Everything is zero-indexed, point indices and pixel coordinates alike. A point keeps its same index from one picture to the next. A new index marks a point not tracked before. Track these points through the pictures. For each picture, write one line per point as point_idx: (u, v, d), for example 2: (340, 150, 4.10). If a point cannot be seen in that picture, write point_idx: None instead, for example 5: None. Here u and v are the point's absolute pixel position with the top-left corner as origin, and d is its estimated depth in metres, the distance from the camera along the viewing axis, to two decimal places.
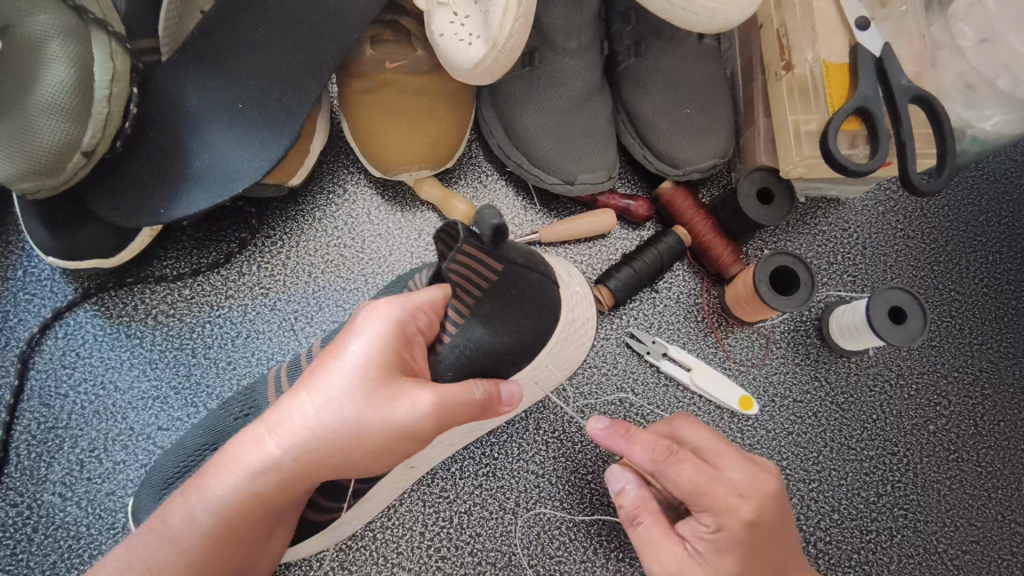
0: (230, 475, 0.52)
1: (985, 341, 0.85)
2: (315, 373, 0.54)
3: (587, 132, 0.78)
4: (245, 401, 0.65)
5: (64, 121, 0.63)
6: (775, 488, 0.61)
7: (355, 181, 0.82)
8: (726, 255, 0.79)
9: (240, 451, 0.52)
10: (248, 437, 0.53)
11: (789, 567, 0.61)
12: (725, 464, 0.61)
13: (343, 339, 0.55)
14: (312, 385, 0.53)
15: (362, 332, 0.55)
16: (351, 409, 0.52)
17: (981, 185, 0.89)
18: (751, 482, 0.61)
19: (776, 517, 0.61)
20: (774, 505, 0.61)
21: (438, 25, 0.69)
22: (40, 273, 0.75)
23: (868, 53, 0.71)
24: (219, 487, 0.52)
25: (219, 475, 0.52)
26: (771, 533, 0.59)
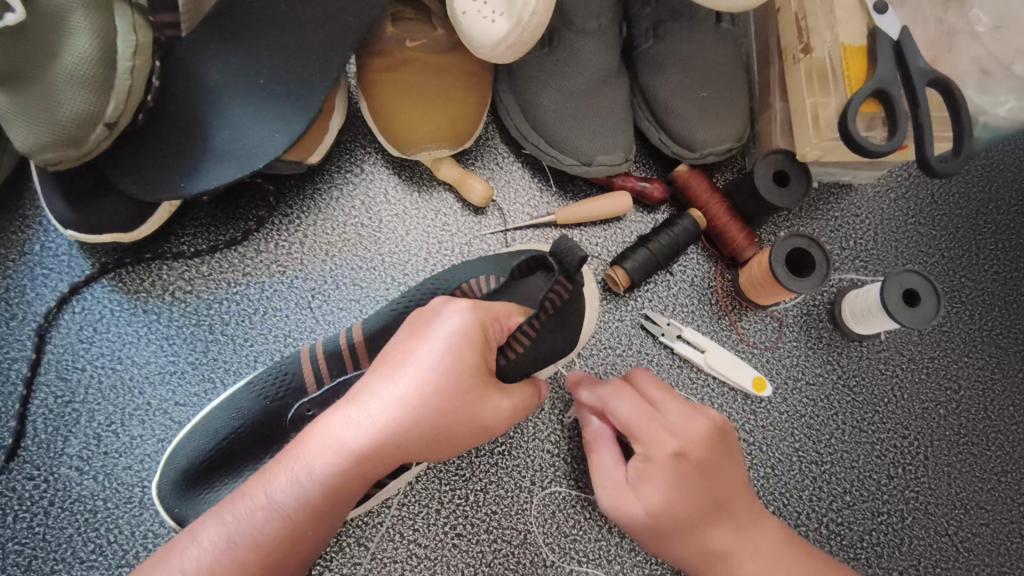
0: (309, 458, 0.53)
1: (994, 326, 0.86)
2: (391, 361, 0.55)
3: (605, 114, 0.79)
4: (276, 377, 0.68)
5: (87, 92, 0.63)
6: (713, 432, 0.68)
7: (372, 161, 0.82)
8: (741, 237, 0.80)
9: (317, 435, 0.54)
10: (326, 421, 0.54)
11: (725, 504, 0.67)
12: (666, 407, 0.68)
13: (418, 330, 0.57)
14: (395, 372, 0.54)
15: (441, 325, 0.56)
16: (428, 398, 0.53)
17: (991, 173, 0.89)
18: (691, 425, 0.67)
19: (710, 456, 0.67)
20: (710, 445, 0.67)
21: (461, 3, 0.69)
22: (58, 247, 0.75)
23: (887, 36, 0.71)
24: (301, 469, 0.53)
25: (299, 458, 0.54)
26: (701, 468, 0.66)
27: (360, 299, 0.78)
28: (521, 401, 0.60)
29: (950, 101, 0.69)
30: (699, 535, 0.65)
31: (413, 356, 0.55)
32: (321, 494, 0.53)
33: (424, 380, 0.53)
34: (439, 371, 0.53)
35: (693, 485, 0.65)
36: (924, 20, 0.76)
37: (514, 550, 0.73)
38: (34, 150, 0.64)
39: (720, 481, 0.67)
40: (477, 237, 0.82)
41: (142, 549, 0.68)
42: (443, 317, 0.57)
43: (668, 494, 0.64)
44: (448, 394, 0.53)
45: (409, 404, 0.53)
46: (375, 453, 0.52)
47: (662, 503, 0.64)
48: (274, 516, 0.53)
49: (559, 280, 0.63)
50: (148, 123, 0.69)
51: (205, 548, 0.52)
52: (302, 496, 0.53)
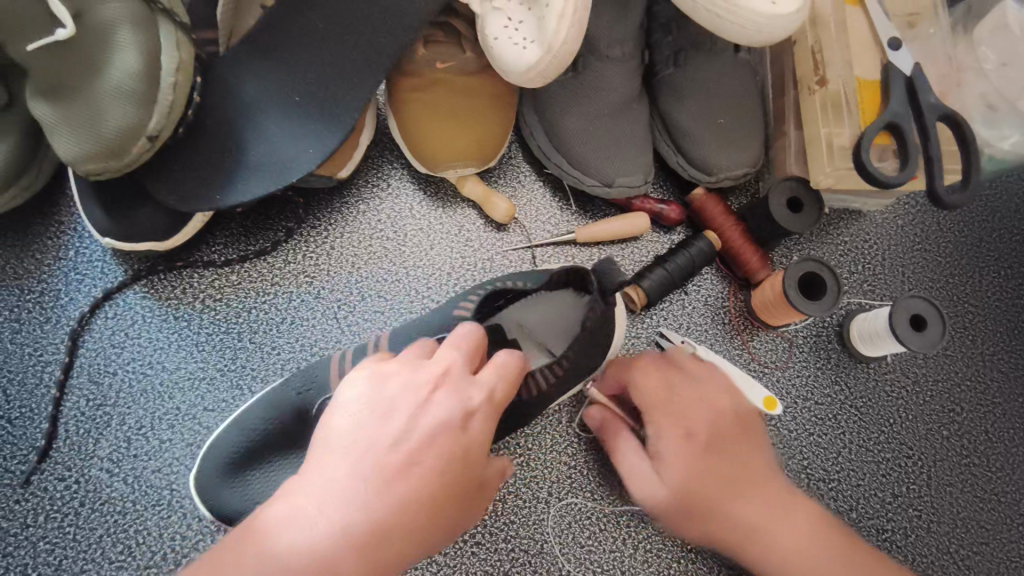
0: (297, 541, 0.46)
1: (996, 351, 0.88)
2: (395, 428, 0.51)
3: (626, 138, 0.82)
4: (306, 376, 0.70)
5: (132, 107, 0.65)
6: (732, 411, 0.66)
7: (398, 176, 0.84)
8: (754, 260, 0.82)
9: (302, 514, 0.47)
10: (314, 498, 0.48)
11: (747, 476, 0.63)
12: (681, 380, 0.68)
13: (425, 392, 0.53)
14: (360, 461, 0.49)
15: (459, 388, 0.54)
16: (443, 471, 0.50)
17: (994, 203, 0.92)
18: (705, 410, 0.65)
19: (725, 428, 0.65)
20: (726, 425, 0.65)
21: (492, 29, 0.72)
22: (92, 253, 0.77)
23: (900, 72, 0.74)
24: (282, 558, 0.45)
25: (276, 543, 0.46)
26: (718, 438, 0.64)
27: (385, 311, 0.80)
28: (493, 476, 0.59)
29: (960, 135, 0.72)
30: (714, 508, 0.61)
31: (428, 424, 0.51)
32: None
33: (442, 452, 0.51)
34: (455, 442, 0.51)
35: (709, 456, 0.63)
36: (934, 56, 0.79)
37: (530, 559, 0.75)
38: (79, 161, 0.66)
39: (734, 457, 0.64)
40: (500, 253, 0.84)
41: (170, 550, 0.70)
42: (456, 376, 0.54)
43: (689, 470, 0.62)
44: (462, 466, 0.51)
45: (421, 477, 0.49)
46: (378, 538, 0.47)
47: (682, 480, 0.62)
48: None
49: (593, 299, 0.70)
50: (187, 137, 0.71)
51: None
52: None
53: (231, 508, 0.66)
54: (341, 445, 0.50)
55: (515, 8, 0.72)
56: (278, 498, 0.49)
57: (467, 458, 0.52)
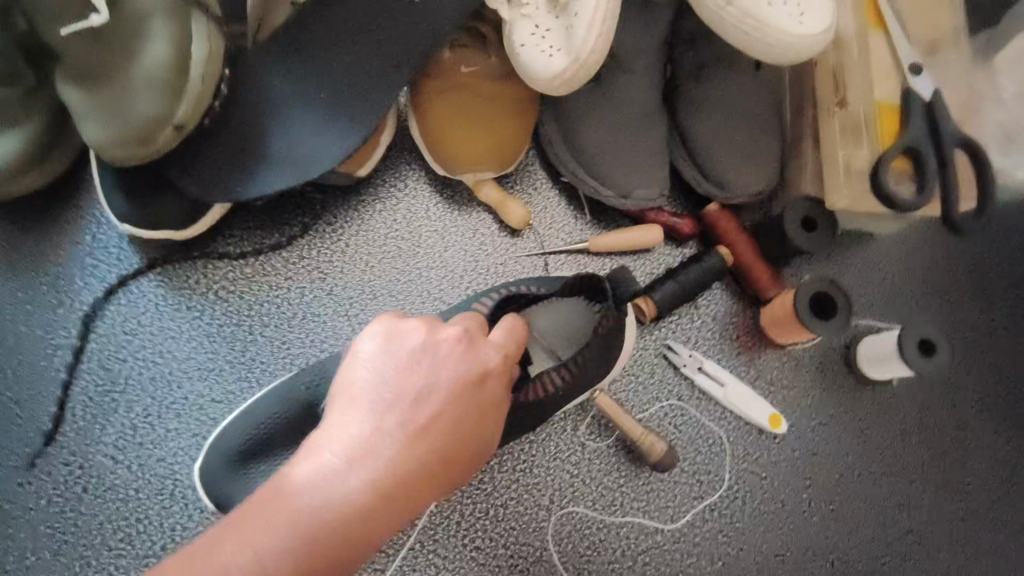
0: (332, 487, 0.47)
1: (1002, 381, 0.88)
2: (417, 382, 0.53)
3: (644, 151, 0.82)
4: (316, 369, 0.70)
5: (160, 95, 0.65)
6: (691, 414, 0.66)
7: (415, 177, 0.84)
8: (765, 277, 0.83)
9: (333, 463, 0.48)
10: (343, 446, 0.49)
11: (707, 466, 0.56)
12: None
13: (447, 349, 0.55)
14: (388, 411, 0.51)
15: (477, 350, 0.56)
16: (461, 425, 0.53)
17: (1006, 233, 0.93)
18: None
19: None
20: None
21: (519, 36, 0.73)
22: (108, 240, 0.77)
23: (919, 97, 0.76)
24: (318, 504, 0.47)
25: (310, 490, 0.47)
26: None
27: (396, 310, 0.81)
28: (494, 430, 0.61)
29: (976, 164, 0.74)
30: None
31: (450, 380, 0.53)
32: (342, 537, 0.46)
33: (462, 408, 0.53)
34: (473, 397, 0.54)
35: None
36: (954, 83, 0.80)
37: (529, 566, 0.75)
38: (104, 146, 0.66)
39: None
40: (513, 258, 0.85)
41: (170, 540, 0.70)
42: (473, 338, 0.56)
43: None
44: (477, 422, 0.54)
45: (443, 429, 0.52)
46: (405, 485, 0.49)
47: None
48: (285, 561, 0.44)
49: (607, 312, 0.69)
50: (211, 129, 0.71)
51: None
52: (318, 538, 0.46)
53: (237, 504, 0.66)
54: (367, 398, 0.52)
55: (543, 16, 0.73)
56: (303, 450, 0.50)
57: (482, 413, 0.54)
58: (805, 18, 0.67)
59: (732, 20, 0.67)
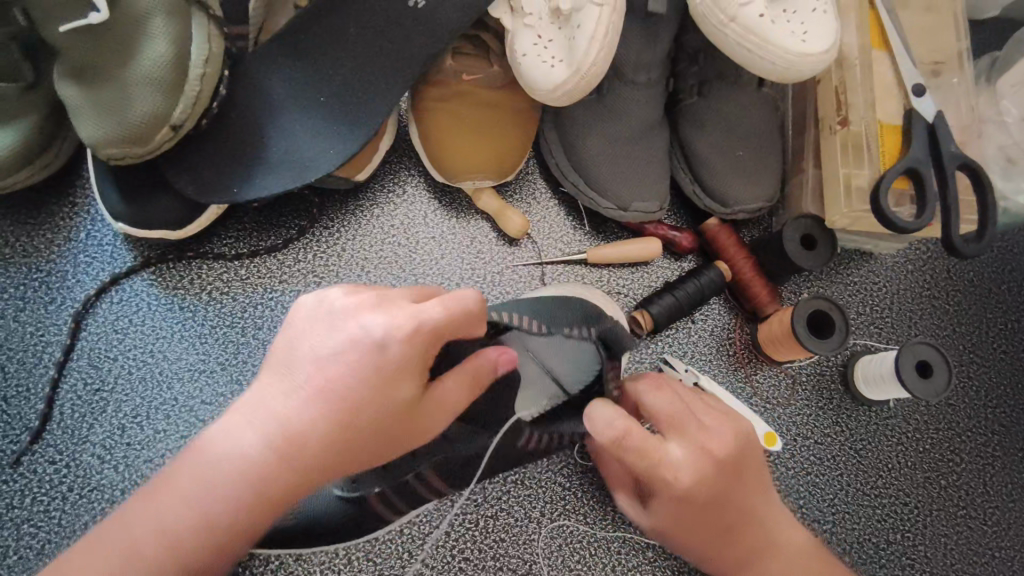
0: (231, 455, 0.49)
1: (999, 405, 0.88)
2: (335, 361, 0.51)
3: (645, 164, 0.82)
4: None
5: (159, 95, 0.65)
6: (727, 464, 0.63)
7: (414, 182, 0.84)
8: (764, 294, 0.82)
9: (239, 430, 0.49)
10: (255, 416, 0.50)
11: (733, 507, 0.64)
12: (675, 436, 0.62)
13: (364, 325, 0.52)
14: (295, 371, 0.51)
15: (392, 326, 0.52)
16: (369, 402, 0.51)
17: (1006, 255, 0.92)
18: (690, 456, 0.62)
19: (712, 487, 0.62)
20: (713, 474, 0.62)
21: (522, 45, 0.72)
22: (103, 237, 0.76)
23: (922, 118, 0.75)
24: (217, 460, 0.49)
25: (218, 455, 0.49)
26: (703, 505, 0.63)
27: None
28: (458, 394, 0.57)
29: (978, 187, 0.73)
30: (725, 552, 0.66)
31: (360, 358, 0.51)
32: (239, 509, 0.48)
33: (369, 385, 0.51)
34: (386, 377, 0.51)
35: (701, 514, 0.63)
36: (957, 105, 0.80)
37: None
38: (101, 144, 0.66)
39: (738, 504, 0.64)
40: (510, 267, 0.84)
41: None
42: (396, 311, 0.53)
43: (674, 522, 0.65)
44: (386, 400, 0.51)
45: (349, 405, 0.50)
46: (307, 458, 0.49)
47: (668, 527, 0.66)
48: (192, 522, 0.48)
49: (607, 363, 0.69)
50: (210, 129, 0.71)
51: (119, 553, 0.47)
52: (216, 503, 0.48)
53: None
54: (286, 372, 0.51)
55: (546, 27, 0.72)
56: (227, 413, 0.51)
57: (398, 372, 0.52)
58: (809, 36, 0.67)
59: (736, 37, 0.67)
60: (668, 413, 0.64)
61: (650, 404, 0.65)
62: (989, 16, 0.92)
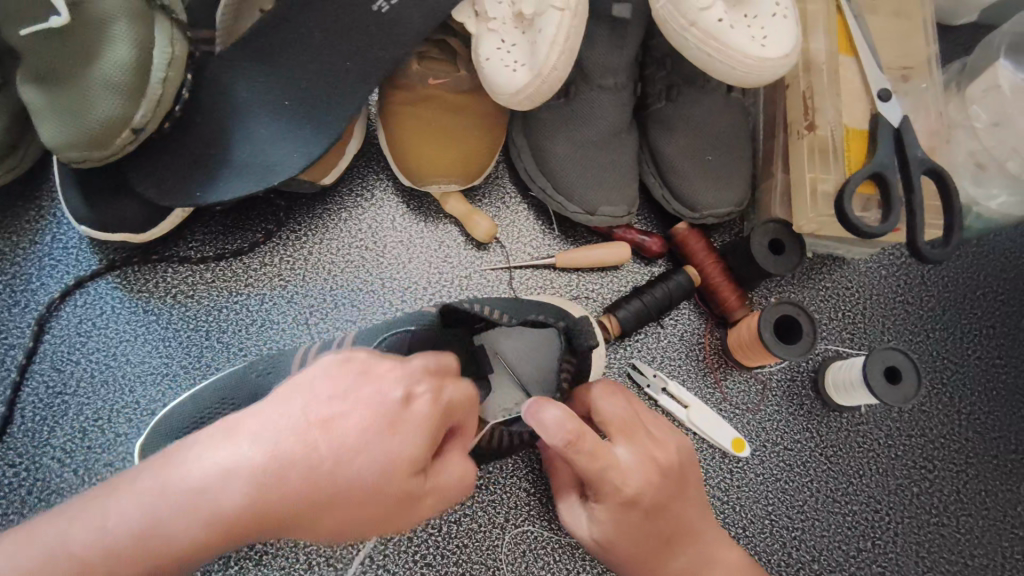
0: (210, 471, 0.41)
1: (973, 411, 0.87)
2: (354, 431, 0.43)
3: (612, 167, 0.81)
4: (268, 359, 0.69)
5: (118, 98, 0.65)
6: (669, 471, 0.67)
7: (383, 187, 0.84)
8: (732, 299, 0.82)
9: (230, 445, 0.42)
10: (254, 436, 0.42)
11: (677, 519, 0.67)
12: (623, 440, 0.67)
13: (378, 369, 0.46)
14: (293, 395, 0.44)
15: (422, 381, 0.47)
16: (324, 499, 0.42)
17: (981, 260, 0.92)
18: (641, 465, 0.65)
19: (658, 494, 0.65)
20: (660, 480, 0.65)
21: (485, 50, 0.72)
22: (69, 240, 0.77)
23: (887, 122, 0.74)
24: (194, 477, 0.41)
25: (204, 468, 0.41)
26: (648, 508, 0.65)
27: (357, 320, 0.80)
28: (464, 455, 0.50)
29: (944, 190, 0.72)
30: (658, 562, 0.67)
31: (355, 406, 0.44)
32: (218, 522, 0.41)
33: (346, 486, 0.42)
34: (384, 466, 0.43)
35: (642, 521, 0.65)
36: (927, 110, 0.79)
37: None
38: (62, 148, 0.66)
39: (676, 514, 0.67)
40: (479, 270, 0.84)
41: None
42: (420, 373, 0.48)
43: (616, 530, 0.66)
44: (360, 476, 0.42)
45: (327, 443, 0.42)
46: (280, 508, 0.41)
47: (608, 536, 0.66)
48: (176, 528, 0.41)
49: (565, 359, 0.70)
50: (173, 132, 0.71)
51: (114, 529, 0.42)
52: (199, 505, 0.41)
53: None
54: (292, 410, 0.43)
55: (509, 31, 0.73)
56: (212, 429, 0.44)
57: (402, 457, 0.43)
58: (770, 41, 0.67)
59: (696, 42, 0.67)
60: (620, 418, 0.68)
61: (602, 409, 0.68)
62: (963, 21, 0.91)
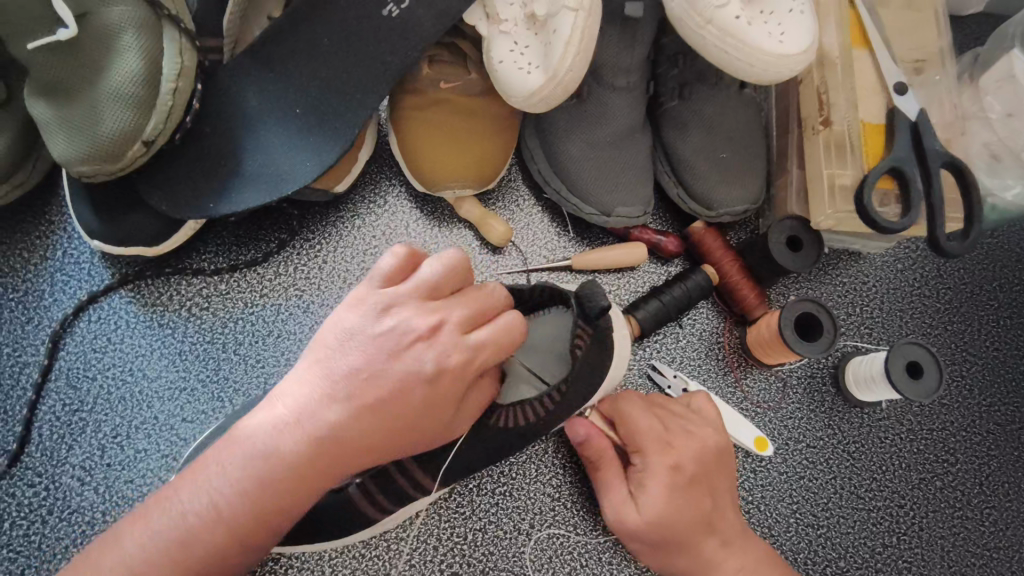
0: (273, 427, 0.53)
1: (993, 403, 0.87)
2: (375, 362, 0.54)
3: (628, 167, 0.81)
4: None
5: (128, 110, 0.64)
6: (712, 449, 0.70)
7: (396, 192, 0.83)
8: (751, 298, 0.81)
9: (276, 414, 0.54)
10: (291, 405, 0.54)
11: (719, 499, 0.69)
12: (670, 421, 0.71)
13: (393, 339, 0.54)
14: (313, 364, 0.56)
15: (438, 332, 0.54)
16: (412, 408, 0.54)
17: (996, 251, 0.91)
18: (689, 442, 0.70)
19: (705, 470, 0.69)
20: (709, 458, 0.70)
21: (497, 52, 0.71)
22: (80, 255, 0.76)
23: (904, 116, 0.74)
24: (260, 443, 0.53)
25: (263, 434, 0.53)
26: (697, 481, 0.69)
27: None
28: (475, 309, 0.56)
29: (962, 183, 0.72)
30: (699, 548, 0.67)
31: (376, 367, 0.54)
32: (296, 475, 0.52)
33: (420, 392, 0.54)
34: (395, 382, 0.53)
35: (690, 499, 0.68)
36: (941, 101, 0.79)
37: None
38: (71, 162, 0.65)
39: (720, 489, 0.70)
40: (495, 275, 0.83)
41: None
42: (403, 307, 0.55)
43: (666, 506, 0.67)
44: (393, 401, 0.53)
45: (352, 378, 0.54)
46: (331, 455, 0.53)
47: (660, 514, 0.67)
48: (236, 497, 0.52)
49: (580, 326, 0.65)
50: (184, 143, 0.70)
51: (129, 554, 0.51)
52: (270, 475, 0.52)
53: None
54: (311, 378, 0.55)
55: (522, 33, 0.72)
56: (265, 405, 0.56)
57: (402, 354, 0.54)
58: (787, 37, 0.66)
59: (713, 40, 0.66)
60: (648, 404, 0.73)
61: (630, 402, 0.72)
62: (973, 11, 0.92)
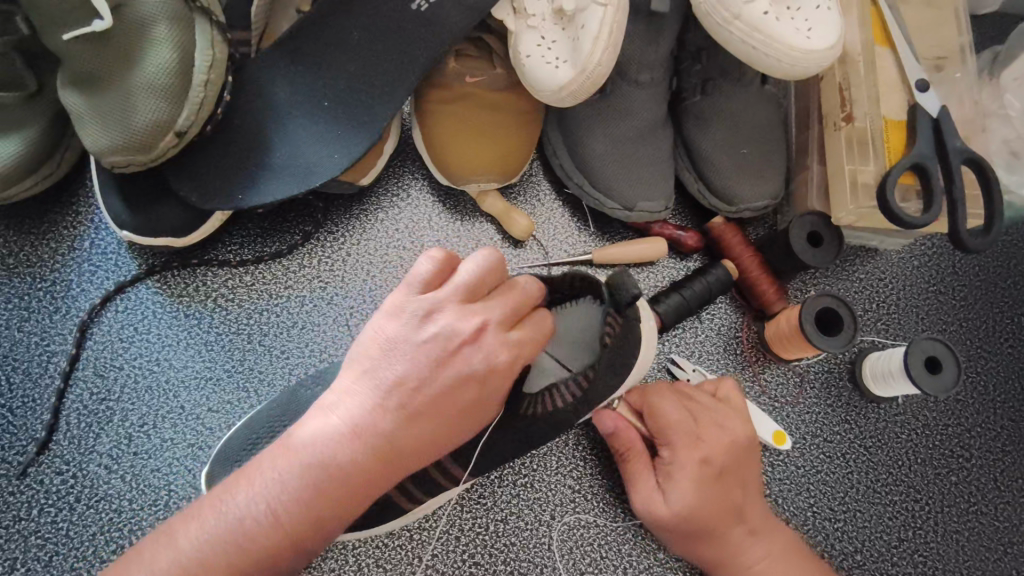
0: (329, 436, 0.52)
1: (1008, 399, 0.88)
2: (426, 365, 0.54)
3: (650, 162, 0.81)
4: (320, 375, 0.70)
5: (161, 101, 0.65)
6: (739, 441, 0.71)
7: (418, 186, 0.84)
8: (771, 293, 0.82)
9: (329, 425, 0.53)
10: (345, 414, 0.53)
11: (746, 490, 0.71)
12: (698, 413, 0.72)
13: (441, 343, 0.55)
14: (363, 373, 0.55)
15: (484, 333, 0.55)
16: (462, 410, 0.55)
17: (1011, 249, 0.92)
18: (717, 435, 0.71)
19: (733, 462, 0.70)
20: (737, 451, 0.71)
21: (525, 46, 0.72)
22: (107, 245, 0.76)
23: (926, 113, 0.75)
24: (316, 452, 0.52)
25: (318, 444, 0.52)
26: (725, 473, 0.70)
27: None
28: (519, 307, 0.57)
29: (983, 179, 0.72)
30: (726, 538, 0.69)
31: (429, 371, 0.54)
32: (357, 480, 0.52)
33: (470, 393, 0.55)
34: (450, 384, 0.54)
35: (718, 491, 0.69)
36: (961, 99, 0.80)
37: None
38: (104, 152, 0.66)
39: (747, 480, 0.71)
40: (517, 268, 0.84)
41: None
42: (447, 311, 0.56)
43: (695, 497, 0.68)
44: (449, 403, 0.54)
45: (407, 384, 0.54)
46: (392, 460, 0.53)
47: (689, 506, 0.68)
48: (295, 505, 0.50)
49: (610, 313, 0.66)
50: (214, 135, 0.71)
51: (185, 568, 0.49)
52: (326, 483, 0.51)
53: None
54: (364, 386, 0.55)
55: (549, 28, 0.73)
56: (313, 416, 0.54)
57: (451, 356, 0.55)
58: (814, 33, 0.67)
59: (740, 35, 0.67)
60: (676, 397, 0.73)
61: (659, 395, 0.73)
62: (989, 11, 0.93)
